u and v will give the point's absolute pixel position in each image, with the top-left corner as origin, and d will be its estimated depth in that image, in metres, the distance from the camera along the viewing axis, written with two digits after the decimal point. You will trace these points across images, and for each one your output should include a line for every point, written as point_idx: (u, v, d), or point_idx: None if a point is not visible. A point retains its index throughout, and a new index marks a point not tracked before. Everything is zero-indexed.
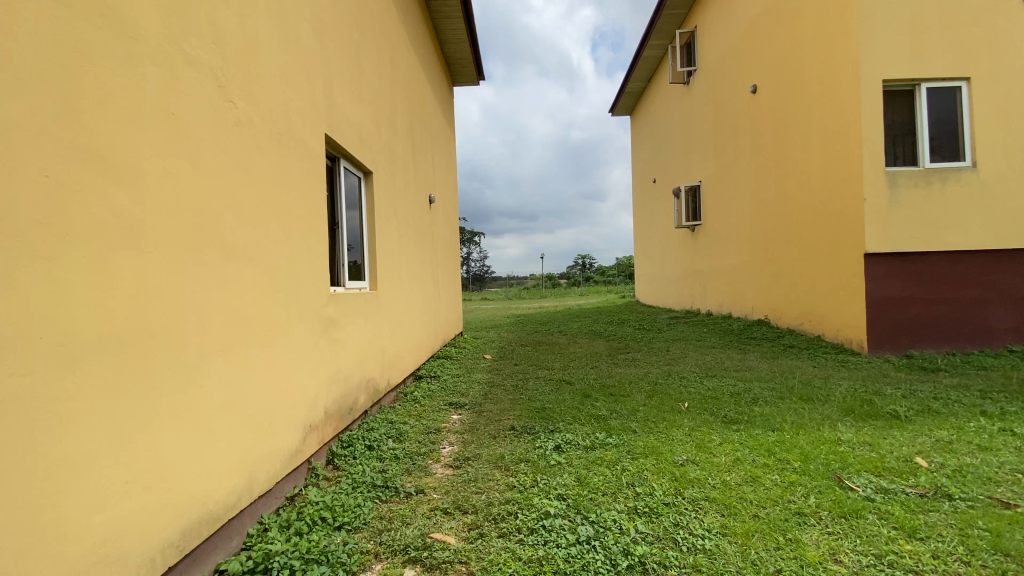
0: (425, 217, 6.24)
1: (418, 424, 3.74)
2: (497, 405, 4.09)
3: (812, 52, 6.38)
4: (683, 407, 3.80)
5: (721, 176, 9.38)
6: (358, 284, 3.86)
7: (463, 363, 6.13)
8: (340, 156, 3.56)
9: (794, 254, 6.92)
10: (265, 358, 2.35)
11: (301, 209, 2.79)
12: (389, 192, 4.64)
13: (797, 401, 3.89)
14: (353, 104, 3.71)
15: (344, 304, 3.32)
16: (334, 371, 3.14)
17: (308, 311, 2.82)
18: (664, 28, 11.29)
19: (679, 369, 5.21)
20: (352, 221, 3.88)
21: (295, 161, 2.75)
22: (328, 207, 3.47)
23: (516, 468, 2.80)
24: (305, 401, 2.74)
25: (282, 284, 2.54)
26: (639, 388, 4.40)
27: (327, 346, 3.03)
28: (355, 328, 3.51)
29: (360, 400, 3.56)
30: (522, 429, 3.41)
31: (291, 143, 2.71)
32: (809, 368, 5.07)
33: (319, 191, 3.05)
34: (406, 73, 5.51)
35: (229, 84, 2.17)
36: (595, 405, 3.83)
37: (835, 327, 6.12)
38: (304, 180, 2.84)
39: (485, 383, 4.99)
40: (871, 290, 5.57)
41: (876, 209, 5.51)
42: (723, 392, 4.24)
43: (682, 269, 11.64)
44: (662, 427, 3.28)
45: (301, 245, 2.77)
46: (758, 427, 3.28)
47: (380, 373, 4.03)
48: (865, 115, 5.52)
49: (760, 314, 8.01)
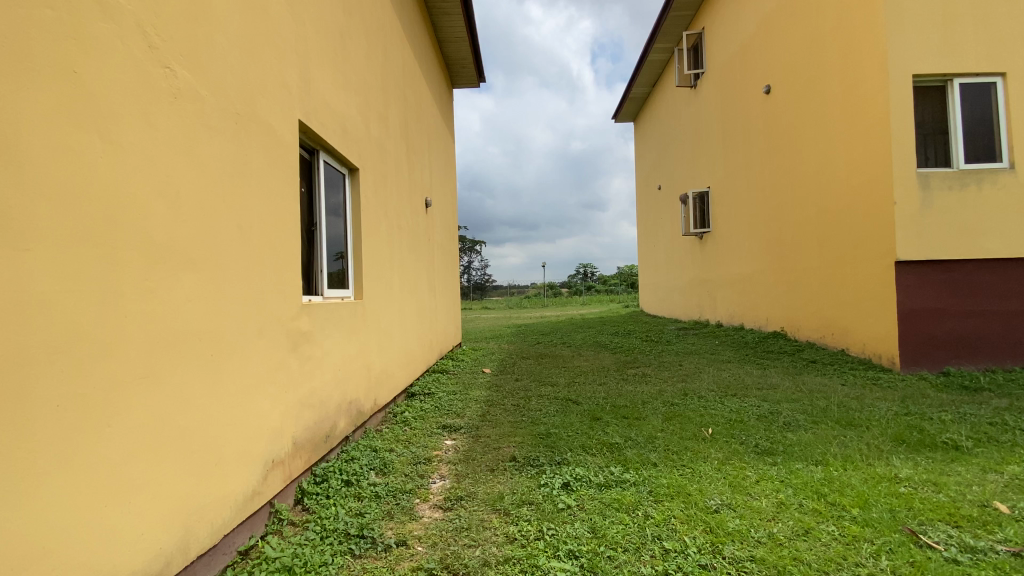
0: (420, 221, 5.83)
1: (406, 452, 3.27)
2: (497, 429, 3.64)
3: (832, 48, 6.00)
4: (707, 433, 3.35)
5: (731, 181, 8.97)
6: (340, 293, 3.43)
7: (460, 378, 5.67)
8: (320, 149, 3.15)
9: (814, 263, 6.49)
10: (211, 383, 1.92)
11: (266, 204, 2.37)
12: (378, 193, 4.24)
13: (835, 426, 3.44)
14: (336, 91, 3.30)
15: (319, 317, 2.88)
16: (306, 395, 2.70)
17: (273, 323, 2.39)
18: (670, 30, 10.95)
19: (696, 387, 4.76)
20: (334, 222, 3.46)
21: (259, 149, 2.33)
22: (304, 204, 3.04)
23: (518, 513, 2.35)
24: (267, 432, 2.31)
25: (238, 293, 2.11)
26: (655, 410, 3.94)
27: (297, 364, 2.60)
28: (334, 344, 3.07)
29: (339, 425, 3.12)
30: (525, 460, 2.96)
31: (254, 125, 2.29)
32: (838, 386, 4.62)
33: (291, 186, 2.63)
34: (400, 67, 5.12)
35: (166, 46, 1.77)
36: (607, 431, 3.38)
37: (862, 341, 5.67)
38: (271, 173, 2.43)
39: (484, 402, 4.53)
40: (903, 301, 5.12)
41: (908, 214, 5.09)
42: (749, 415, 3.80)
43: (690, 278, 11.20)
44: (686, 461, 2.83)
45: (265, 246, 2.34)
46: (798, 460, 2.83)
47: (365, 393, 3.59)
48: (894, 112, 5.12)
49: (774, 326, 7.56)
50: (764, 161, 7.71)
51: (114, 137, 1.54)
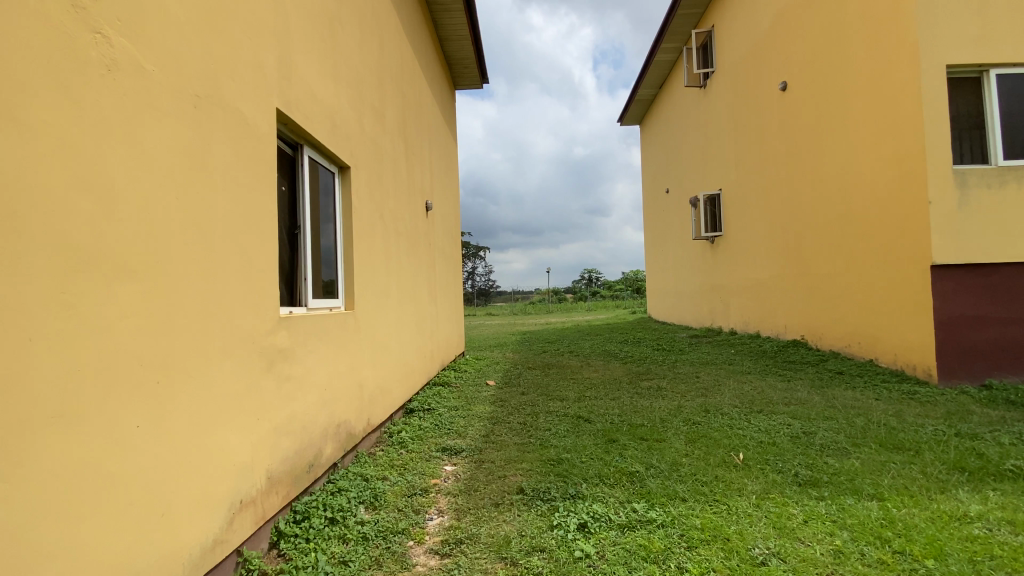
0: (420, 224, 5.51)
1: (400, 482, 2.92)
2: (502, 452, 3.28)
3: (855, 40, 5.66)
4: (737, 459, 2.99)
5: (744, 183, 8.63)
6: (329, 303, 3.10)
7: (463, 392, 5.31)
8: (304, 144, 2.83)
9: (837, 268, 6.12)
10: (155, 416, 1.59)
11: (234, 203, 2.04)
12: (373, 193, 3.91)
13: (882, 451, 3.07)
14: (323, 80, 2.98)
15: (301, 331, 2.54)
16: (284, 420, 2.36)
17: (241, 339, 2.05)
18: (678, 30, 10.65)
19: (717, 402, 4.39)
20: (322, 226, 3.12)
21: (226, 138, 2.00)
22: (285, 204, 2.71)
23: (528, 563, 1.99)
24: (234, 467, 1.97)
25: (195, 305, 1.78)
26: (676, 430, 3.58)
27: (272, 385, 2.26)
28: (318, 361, 2.73)
29: (325, 452, 2.78)
30: (534, 493, 2.61)
31: (220, 111, 1.98)
32: (873, 402, 4.25)
33: (267, 183, 2.31)
34: (398, 61, 4.82)
35: (100, 9, 1.45)
36: (625, 457, 3.03)
37: (893, 351, 5.29)
38: (241, 166, 2.10)
39: (488, 420, 4.18)
40: (939, 307, 4.75)
41: (944, 215, 4.72)
42: (780, 435, 3.43)
43: (701, 284, 10.84)
44: (720, 495, 2.47)
45: (232, 250, 2.01)
46: (848, 494, 2.47)
47: (357, 414, 3.25)
48: (928, 106, 4.76)
49: (794, 334, 7.19)
50: (780, 161, 7.37)
51: (16, 112, 1.22)
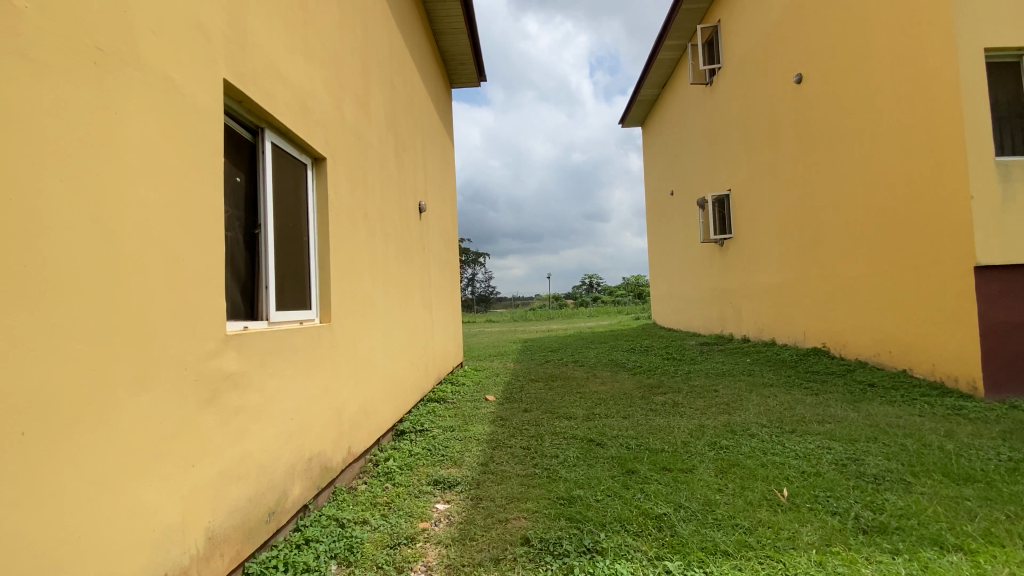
0: (412, 227, 5.08)
1: (382, 527, 2.46)
2: (504, 486, 2.82)
3: (879, 25, 5.25)
4: (782, 496, 2.53)
5: (755, 182, 8.22)
6: (298, 315, 2.65)
7: (459, 409, 4.86)
8: (265, 127, 2.39)
9: (862, 271, 5.68)
10: (15, 479, 1.15)
11: (159, 192, 1.60)
12: (356, 190, 3.48)
13: (950, 485, 2.62)
14: (291, 56, 2.55)
15: (257, 350, 2.10)
16: (234, 462, 1.91)
17: (169, 367, 1.60)
18: (682, 26, 10.25)
19: (742, 421, 3.94)
20: (290, 226, 2.66)
21: (147, 110, 1.57)
22: (241, 198, 2.27)
23: None
24: (155, 533, 1.52)
25: (91, 323, 1.35)
26: (703, 457, 3.12)
27: (216, 420, 1.81)
28: (282, 386, 2.29)
29: (291, 495, 2.33)
30: (543, 546, 2.15)
31: (140, 75, 1.55)
32: (918, 420, 3.79)
33: (210, 169, 1.87)
34: (386, 49, 4.42)
35: None
36: (649, 494, 2.57)
37: (929, 361, 4.84)
38: (172, 148, 1.67)
39: (489, 443, 3.71)
40: (985, 313, 4.31)
41: (987, 212, 4.30)
42: (823, 463, 2.98)
43: (710, 288, 10.40)
44: (773, 551, 2.01)
45: (156, 252, 1.58)
46: (930, 549, 2.01)
47: (333, 445, 2.80)
48: (966, 94, 4.35)
49: (814, 341, 6.74)
50: (796, 157, 6.94)
51: None
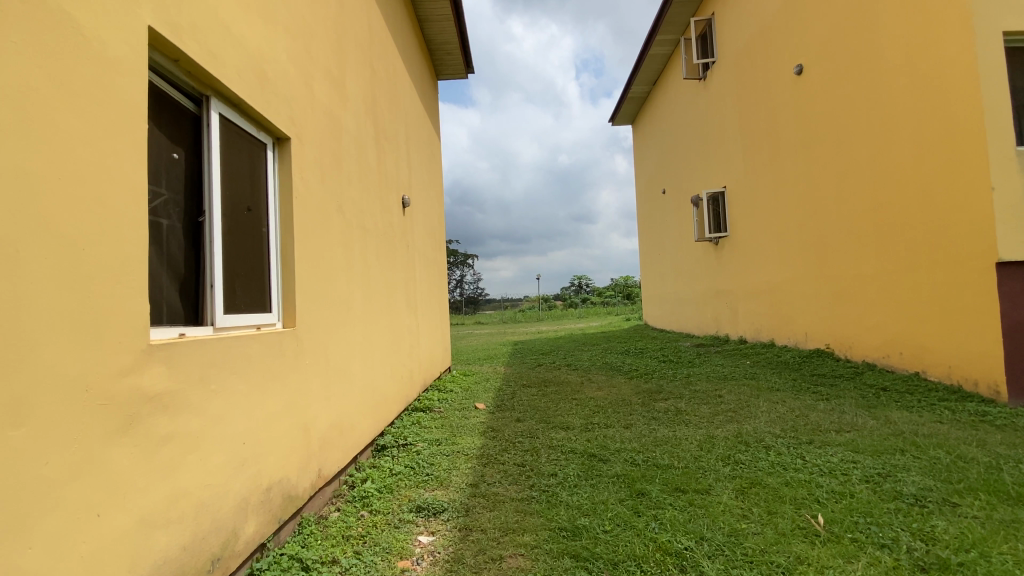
0: (395, 224, 4.71)
1: (354, 567, 2.08)
2: (498, 514, 2.45)
3: (888, 9, 4.99)
4: (818, 523, 2.20)
5: (752, 178, 7.96)
6: (254, 319, 2.26)
7: (447, 419, 4.48)
8: (211, 96, 2.02)
9: (870, 269, 5.42)
10: None
11: (46, 160, 1.23)
12: (328, 178, 3.09)
13: (1003, 506, 2.31)
14: (244, 14, 2.17)
15: (195, 362, 1.72)
16: (161, 503, 1.53)
17: (60, 388, 1.23)
18: (675, 20, 9.98)
19: (754, 430, 3.63)
20: (244, 213, 2.27)
21: (28, 54, 1.20)
22: (179, 178, 1.88)
23: None
24: None
25: None
26: (720, 476, 2.78)
27: (133, 454, 1.43)
28: (230, 404, 1.90)
29: (242, 534, 1.94)
30: None
31: (18, 5, 1.18)
32: (945, 428, 3.49)
33: (126, 138, 1.48)
34: (365, 28, 4.03)
35: None
36: (666, 525, 2.21)
37: (946, 363, 4.57)
38: (67, 106, 1.29)
39: (479, 459, 3.34)
40: (1007, 312, 4.05)
41: (1009, 205, 4.05)
42: (855, 481, 2.66)
43: (705, 288, 10.13)
44: None
45: (37, 239, 1.20)
46: None
47: (299, 469, 2.42)
48: (985, 78, 4.10)
49: (817, 342, 6.46)
50: (797, 151, 6.68)
51: None
